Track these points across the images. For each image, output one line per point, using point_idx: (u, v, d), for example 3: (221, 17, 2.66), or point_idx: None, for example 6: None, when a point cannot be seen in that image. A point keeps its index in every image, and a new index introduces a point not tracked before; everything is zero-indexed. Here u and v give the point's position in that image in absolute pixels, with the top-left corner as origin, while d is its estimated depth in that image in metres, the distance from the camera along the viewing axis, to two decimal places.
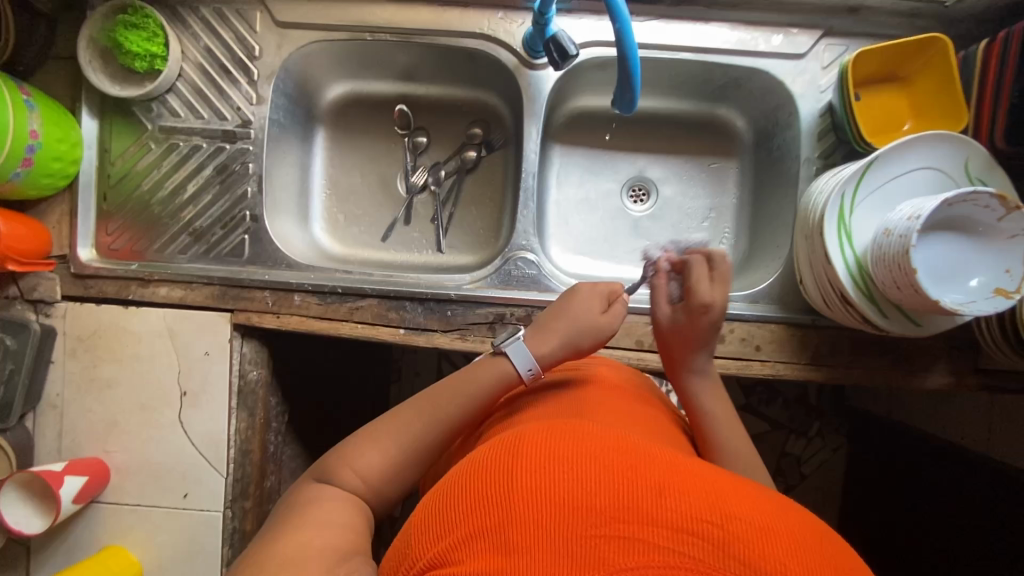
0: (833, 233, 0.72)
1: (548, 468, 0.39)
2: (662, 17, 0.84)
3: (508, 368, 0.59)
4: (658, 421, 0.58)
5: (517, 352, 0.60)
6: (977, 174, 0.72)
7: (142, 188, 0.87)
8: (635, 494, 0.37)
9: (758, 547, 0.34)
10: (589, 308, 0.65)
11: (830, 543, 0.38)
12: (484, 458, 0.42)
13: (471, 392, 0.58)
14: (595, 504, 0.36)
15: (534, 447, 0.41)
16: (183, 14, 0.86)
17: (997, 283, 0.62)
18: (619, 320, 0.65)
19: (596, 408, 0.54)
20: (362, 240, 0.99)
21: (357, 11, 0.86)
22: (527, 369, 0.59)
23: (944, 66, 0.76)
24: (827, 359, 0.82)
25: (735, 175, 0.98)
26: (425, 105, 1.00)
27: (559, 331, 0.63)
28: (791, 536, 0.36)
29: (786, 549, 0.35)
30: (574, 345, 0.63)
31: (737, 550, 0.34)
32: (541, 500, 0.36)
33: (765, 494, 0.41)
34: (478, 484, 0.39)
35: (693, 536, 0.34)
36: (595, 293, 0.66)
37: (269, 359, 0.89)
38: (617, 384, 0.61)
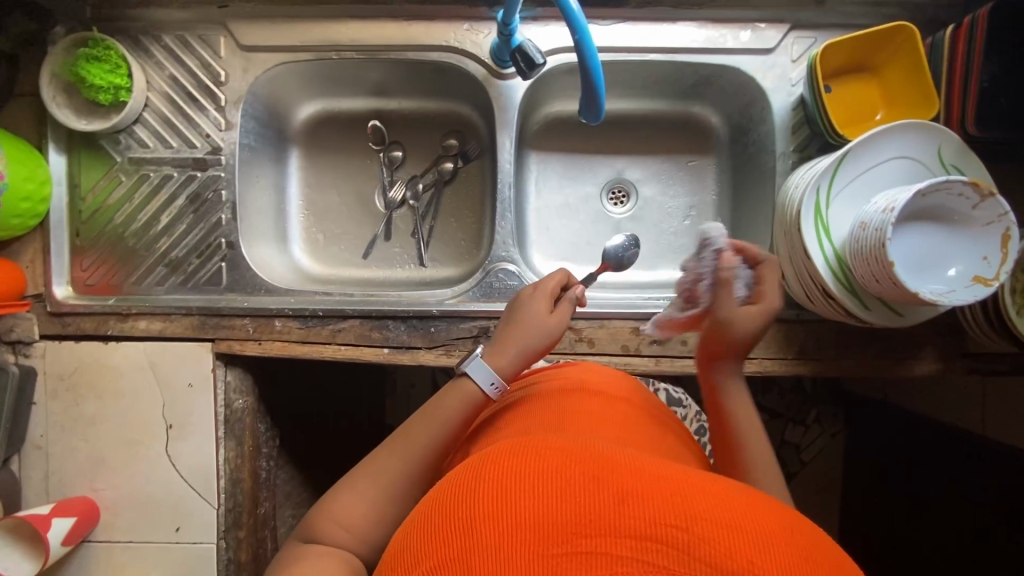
0: (811, 228, 0.71)
1: (506, 486, 0.36)
2: (628, 19, 0.83)
3: (474, 388, 0.59)
4: (642, 424, 0.57)
5: (478, 371, 0.59)
6: (951, 161, 0.72)
7: (115, 221, 0.86)
8: (598, 501, 0.34)
9: (729, 546, 0.32)
10: (534, 312, 0.64)
11: (809, 536, 0.35)
12: (445, 483, 0.39)
13: (450, 414, 0.58)
14: (555, 519, 0.33)
15: (493, 464, 0.38)
16: (146, 43, 0.85)
17: (975, 271, 0.63)
18: (565, 320, 0.65)
19: (576, 418, 0.53)
20: (342, 259, 0.98)
21: (321, 30, 0.85)
22: (489, 384, 0.60)
23: (914, 54, 0.75)
24: (814, 352, 0.82)
25: (713, 172, 0.98)
26: (399, 119, 0.99)
27: (513, 341, 0.62)
28: (763, 529, 0.34)
29: (759, 545, 0.32)
30: (528, 353, 0.62)
31: (705, 552, 0.31)
32: (498, 522, 0.34)
33: (740, 490, 0.39)
34: (436, 514, 0.36)
35: (659, 542, 0.32)
36: (539, 296, 0.65)
37: (254, 385, 0.88)
38: (599, 390, 0.61)
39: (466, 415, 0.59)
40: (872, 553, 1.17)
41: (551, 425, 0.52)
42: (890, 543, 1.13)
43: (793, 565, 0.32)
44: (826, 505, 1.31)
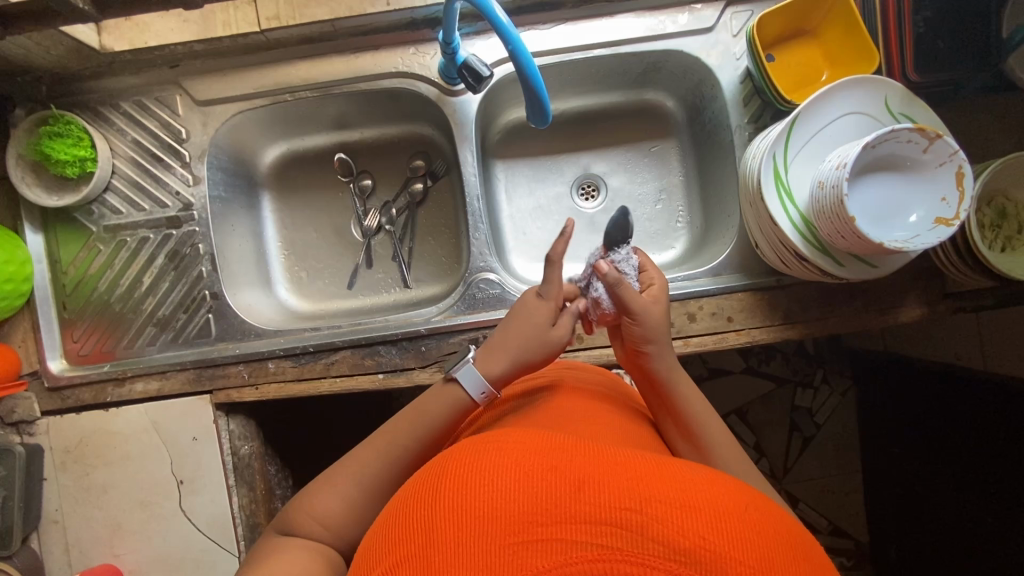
0: (772, 194, 0.73)
1: (467, 481, 0.37)
2: (568, 19, 0.85)
3: (463, 394, 0.61)
4: (620, 417, 0.58)
5: (468, 377, 0.61)
6: (899, 110, 0.73)
7: (99, 289, 0.87)
8: (556, 489, 0.35)
9: (681, 526, 0.33)
10: (547, 335, 0.64)
11: (764, 513, 0.37)
12: (419, 483, 0.41)
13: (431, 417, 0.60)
14: (515, 510, 0.34)
15: (458, 464, 0.40)
16: (106, 112, 0.87)
17: (936, 213, 0.63)
18: (566, 333, 0.65)
19: (554, 415, 0.55)
20: (328, 292, 0.99)
21: (273, 75, 0.86)
22: (480, 392, 0.61)
23: (848, 12, 0.77)
24: (800, 315, 0.83)
25: (677, 153, 0.99)
26: (364, 148, 1.00)
27: (508, 352, 0.63)
28: (716, 509, 0.35)
29: (710, 522, 0.34)
30: (523, 362, 0.63)
31: (659, 532, 0.33)
32: (458, 516, 0.35)
33: (700, 472, 0.40)
34: (406, 513, 0.38)
35: (613, 525, 0.33)
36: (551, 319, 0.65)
37: (257, 430, 0.90)
38: (581, 386, 0.62)
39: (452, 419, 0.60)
40: (902, 505, 1.17)
41: (530, 420, 0.53)
42: (916, 491, 1.13)
43: (742, 539, 0.33)
44: (848, 464, 1.31)
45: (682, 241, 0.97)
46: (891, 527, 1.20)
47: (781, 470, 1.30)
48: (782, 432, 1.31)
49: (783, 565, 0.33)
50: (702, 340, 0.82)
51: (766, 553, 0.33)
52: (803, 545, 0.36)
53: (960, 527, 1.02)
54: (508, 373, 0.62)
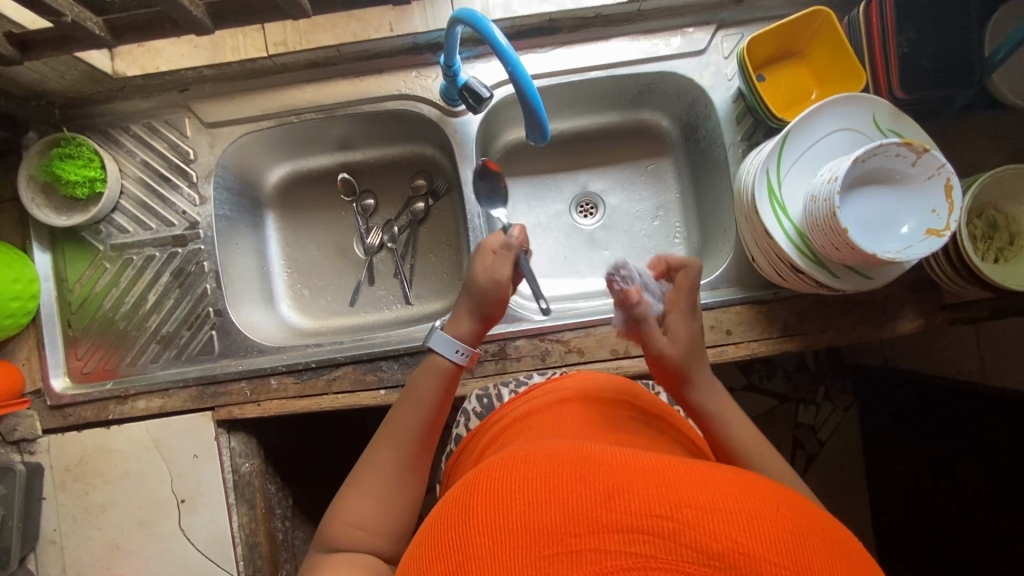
0: (767, 209, 0.74)
1: (497, 496, 0.38)
2: (565, 43, 0.88)
3: (443, 361, 0.65)
4: (632, 424, 0.60)
5: (440, 343, 0.65)
6: (888, 125, 0.75)
7: (105, 307, 0.88)
8: (586, 499, 0.36)
9: (712, 529, 0.34)
10: (488, 283, 0.66)
11: (794, 510, 0.37)
12: (450, 500, 0.42)
13: (421, 400, 0.63)
14: (547, 521, 0.35)
15: (486, 479, 0.41)
16: (116, 134, 0.89)
17: (927, 224, 0.65)
18: (507, 270, 0.67)
19: (576, 427, 0.55)
20: (330, 309, 1.00)
21: (280, 97, 0.89)
22: (455, 352, 0.65)
23: (835, 34, 0.80)
24: (798, 327, 0.84)
25: (672, 171, 1.02)
26: (366, 169, 1.03)
27: (466, 308, 0.68)
28: (745, 509, 0.36)
29: (743, 522, 0.34)
30: (483, 313, 0.67)
31: (691, 537, 0.33)
32: (491, 530, 0.36)
33: (728, 473, 0.40)
34: (440, 529, 0.39)
35: (646, 533, 0.34)
36: (499, 275, 0.66)
37: (257, 448, 0.89)
38: (603, 397, 0.64)
39: (443, 390, 0.64)
40: (912, 522, 1.15)
41: (551, 434, 0.54)
42: (924, 508, 1.12)
43: (774, 539, 0.34)
44: (854, 481, 1.30)
45: (680, 257, 0.99)
46: (900, 545, 1.19)
47: None
48: (786, 450, 1.31)
49: (817, 564, 0.33)
50: None
51: (798, 550, 0.34)
52: (837, 540, 0.37)
53: (972, 544, 1.00)
54: (473, 330, 0.68)
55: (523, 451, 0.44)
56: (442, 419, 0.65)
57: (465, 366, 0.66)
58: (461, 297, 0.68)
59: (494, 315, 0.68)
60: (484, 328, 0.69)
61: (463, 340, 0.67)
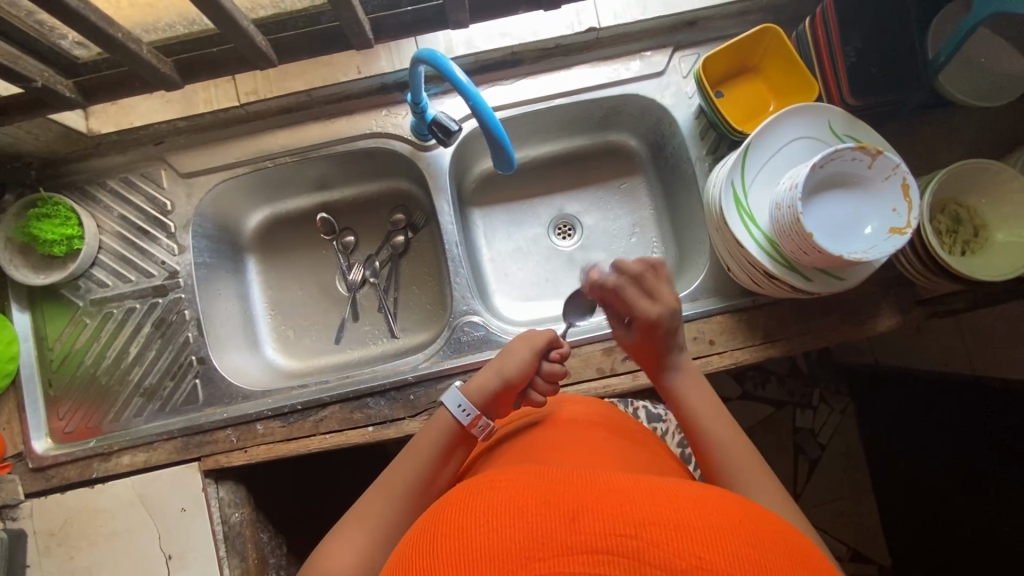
0: (735, 219, 0.76)
1: (463, 526, 0.38)
2: (528, 74, 0.91)
3: (447, 415, 0.68)
4: (615, 446, 0.59)
5: (449, 395, 0.69)
6: (844, 131, 0.77)
7: (86, 363, 0.87)
8: (550, 521, 0.36)
9: (676, 547, 0.33)
10: (514, 351, 0.73)
11: (760, 526, 0.38)
12: (419, 533, 0.41)
13: (422, 454, 0.65)
14: (512, 548, 0.35)
15: (454, 512, 0.40)
16: (93, 190, 0.90)
17: (889, 223, 0.66)
18: (539, 343, 0.74)
19: (557, 453, 0.55)
20: (315, 348, 1.00)
21: (253, 144, 0.90)
22: (457, 405, 0.68)
23: (784, 49, 0.83)
24: (779, 333, 0.84)
25: (645, 188, 1.04)
26: (345, 207, 1.04)
27: (488, 371, 0.73)
28: (710, 526, 0.36)
29: (705, 540, 0.34)
30: (500, 377, 0.72)
31: (656, 556, 0.33)
32: (457, 560, 0.35)
33: (695, 492, 0.40)
34: (406, 564, 0.38)
35: (610, 553, 0.33)
36: (529, 347, 0.73)
37: (248, 496, 0.87)
38: (586, 422, 0.64)
39: (442, 446, 0.66)
40: (921, 521, 1.14)
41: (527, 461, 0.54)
42: (930, 506, 1.11)
43: (739, 554, 0.34)
44: (858, 483, 1.29)
45: None
46: (910, 546, 1.17)
47: (792, 495, 1.28)
48: (786, 456, 1.30)
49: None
50: None
51: (760, 562, 0.34)
52: (799, 551, 0.37)
53: (980, 539, 0.99)
54: (484, 392, 0.71)
55: (493, 479, 0.43)
56: (441, 480, 0.64)
57: (469, 430, 0.67)
58: (503, 363, 0.73)
59: (508, 380, 0.71)
60: (496, 396, 0.71)
61: (470, 397, 0.70)
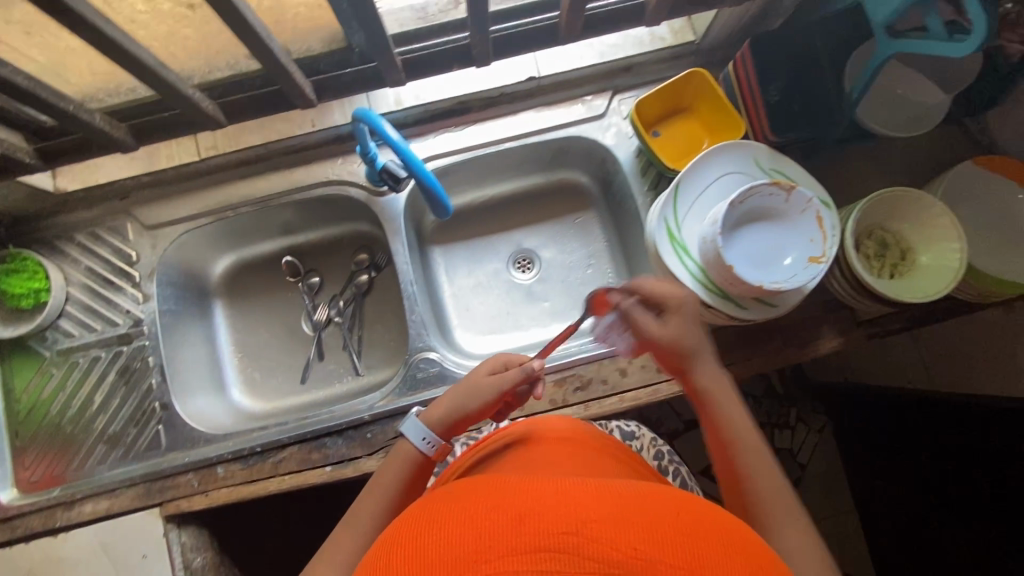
0: (670, 253, 0.79)
1: (415, 538, 0.39)
2: (477, 120, 0.96)
3: (411, 448, 0.69)
4: (584, 457, 0.60)
5: (411, 429, 0.69)
6: (770, 165, 0.82)
7: (51, 413, 0.89)
8: (496, 524, 0.37)
9: (616, 540, 0.35)
10: (478, 385, 0.70)
11: (701, 517, 0.39)
12: (378, 546, 0.41)
13: (389, 486, 0.66)
14: (459, 552, 0.36)
15: (411, 524, 0.41)
16: (61, 244, 0.93)
17: (808, 253, 0.70)
18: (506, 381, 0.70)
19: (526, 465, 0.57)
20: (282, 389, 1.02)
21: (215, 195, 0.95)
22: (421, 439, 0.69)
23: (712, 91, 0.88)
24: (725, 358, 0.87)
25: (598, 222, 1.08)
26: (310, 250, 1.08)
27: (449, 399, 0.71)
28: (648, 519, 0.37)
29: (644, 531, 0.36)
30: (461, 410, 0.70)
31: (595, 550, 0.34)
32: (406, 568, 0.36)
33: (641, 489, 0.42)
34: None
35: (552, 549, 0.34)
36: (495, 381, 0.70)
37: (211, 541, 0.88)
38: (557, 437, 0.66)
39: (409, 476, 0.68)
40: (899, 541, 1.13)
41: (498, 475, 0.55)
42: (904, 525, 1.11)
43: (673, 544, 0.35)
44: (836, 503, 1.29)
45: None
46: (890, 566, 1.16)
47: None
48: None
49: (713, 561, 0.35)
50: (636, 394, 0.86)
51: (696, 550, 0.35)
52: (738, 539, 0.39)
53: (950, 556, 0.99)
54: (446, 421, 0.71)
55: (452, 491, 0.44)
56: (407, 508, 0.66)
57: (433, 457, 0.70)
58: (466, 394, 0.70)
59: (470, 414, 0.70)
60: (457, 424, 0.72)
61: (432, 426, 0.71)
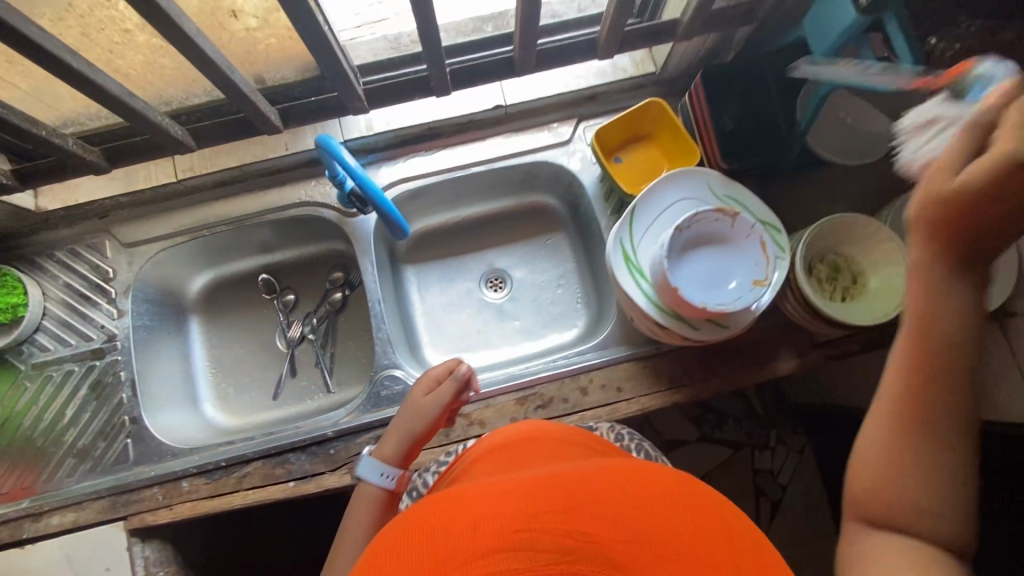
0: (626, 275, 0.82)
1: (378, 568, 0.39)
2: (446, 145, 1.00)
3: (372, 487, 0.77)
4: (537, 447, 0.63)
5: (369, 469, 0.78)
6: (723, 191, 0.85)
7: (24, 426, 0.91)
8: (455, 536, 0.39)
9: (566, 527, 0.39)
10: (417, 409, 0.79)
11: (633, 484, 0.45)
12: None
13: (360, 526, 0.74)
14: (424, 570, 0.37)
15: (370, 558, 0.41)
16: (41, 261, 0.96)
17: (752, 276, 0.73)
18: (440, 400, 0.78)
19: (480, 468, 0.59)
20: (254, 405, 1.04)
21: (192, 215, 0.98)
22: (380, 475, 0.78)
23: (669, 120, 0.92)
24: (685, 378, 0.89)
25: (567, 243, 1.11)
26: (287, 268, 1.10)
27: (396, 428, 0.80)
28: (590, 501, 0.41)
29: (592, 517, 0.40)
30: (407, 436, 0.79)
31: (550, 544, 0.38)
32: None
33: (579, 472, 0.46)
34: None
35: (510, 549, 0.37)
36: (430, 403, 0.78)
37: (178, 556, 0.87)
38: (507, 435, 0.68)
39: (378, 513, 0.76)
40: None
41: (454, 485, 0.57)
42: None
43: (615, 518, 0.40)
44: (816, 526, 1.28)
45: (583, 320, 1.06)
46: None
47: None
48: (739, 500, 1.30)
49: (648, 522, 0.40)
50: (596, 413, 0.88)
51: (635, 517, 0.40)
52: (668, 491, 0.45)
53: None
54: (399, 452, 0.79)
55: (404, 515, 0.45)
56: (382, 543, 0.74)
57: (396, 490, 0.78)
58: (408, 421, 0.79)
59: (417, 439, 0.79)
60: (410, 451, 0.79)
61: (387, 461, 0.79)
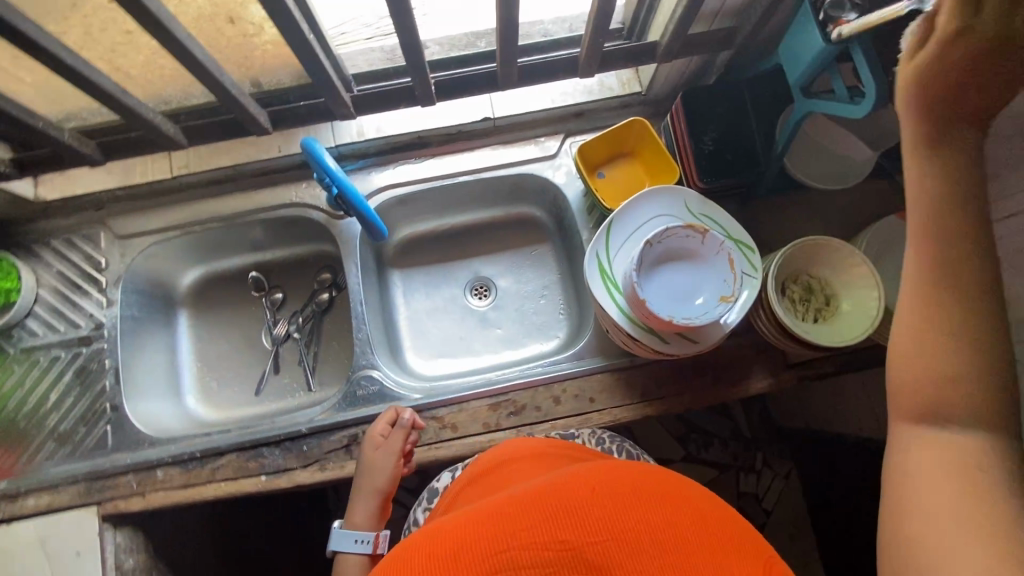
0: (600, 287, 0.83)
1: None
2: (435, 154, 1.03)
3: (352, 555, 0.82)
4: (523, 458, 0.65)
5: (344, 544, 0.82)
6: (699, 210, 0.87)
7: (8, 408, 0.93)
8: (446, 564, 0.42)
9: (547, 540, 0.43)
10: (374, 466, 0.83)
11: (606, 480, 0.47)
12: None
13: None
14: None
15: None
16: (37, 249, 0.99)
17: (721, 291, 0.75)
18: (394, 451, 0.83)
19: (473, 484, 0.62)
20: (236, 399, 1.06)
21: (184, 211, 1.01)
22: (358, 542, 0.82)
23: (651, 139, 0.94)
24: (657, 392, 0.90)
25: (552, 255, 1.13)
26: (276, 267, 1.13)
27: (359, 490, 0.84)
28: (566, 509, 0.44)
29: (570, 524, 0.43)
30: (374, 494, 0.84)
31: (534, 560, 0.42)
32: None
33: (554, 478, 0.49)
34: None
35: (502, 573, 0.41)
36: (386, 456, 0.83)
37: (147, 544, 0.90)
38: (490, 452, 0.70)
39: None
40: None
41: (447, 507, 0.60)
42: None
43: (592, 523, 0.43)
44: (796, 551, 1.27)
45: (564, 331, 1.07)
46: None
47: None
48: None
49: (622, 518, 0.44)
50: (567, 422, 0.89)
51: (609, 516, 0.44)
52: (641, 479, 0.48)
53: None
54: (371, 512, 0.84)
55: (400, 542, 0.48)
56: None
57: (377, 548, 0.83)
58: (369, 479, 0.84)
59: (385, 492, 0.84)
60: (380, 507, 0.85)
61: (362, 528, 0.84)
